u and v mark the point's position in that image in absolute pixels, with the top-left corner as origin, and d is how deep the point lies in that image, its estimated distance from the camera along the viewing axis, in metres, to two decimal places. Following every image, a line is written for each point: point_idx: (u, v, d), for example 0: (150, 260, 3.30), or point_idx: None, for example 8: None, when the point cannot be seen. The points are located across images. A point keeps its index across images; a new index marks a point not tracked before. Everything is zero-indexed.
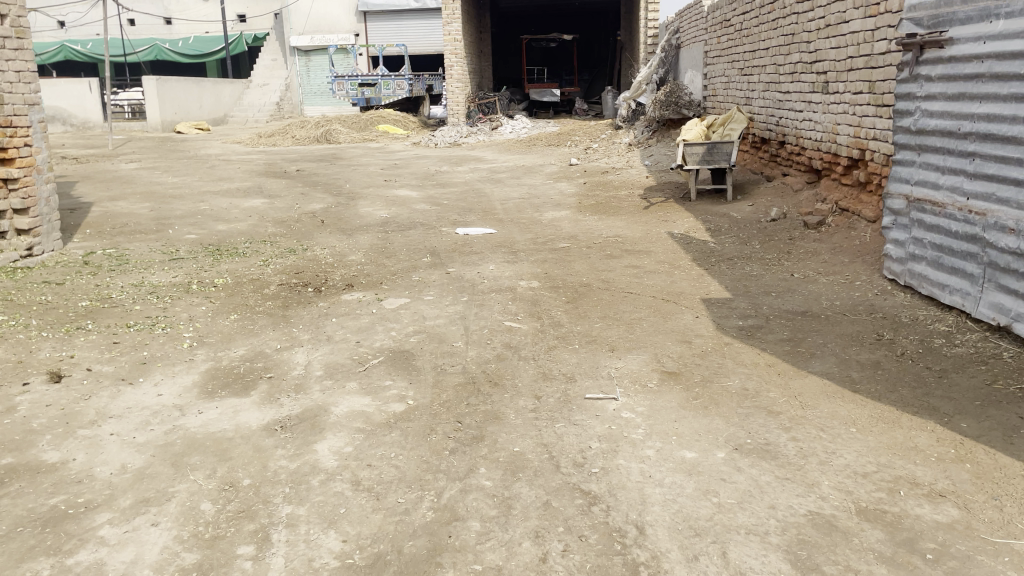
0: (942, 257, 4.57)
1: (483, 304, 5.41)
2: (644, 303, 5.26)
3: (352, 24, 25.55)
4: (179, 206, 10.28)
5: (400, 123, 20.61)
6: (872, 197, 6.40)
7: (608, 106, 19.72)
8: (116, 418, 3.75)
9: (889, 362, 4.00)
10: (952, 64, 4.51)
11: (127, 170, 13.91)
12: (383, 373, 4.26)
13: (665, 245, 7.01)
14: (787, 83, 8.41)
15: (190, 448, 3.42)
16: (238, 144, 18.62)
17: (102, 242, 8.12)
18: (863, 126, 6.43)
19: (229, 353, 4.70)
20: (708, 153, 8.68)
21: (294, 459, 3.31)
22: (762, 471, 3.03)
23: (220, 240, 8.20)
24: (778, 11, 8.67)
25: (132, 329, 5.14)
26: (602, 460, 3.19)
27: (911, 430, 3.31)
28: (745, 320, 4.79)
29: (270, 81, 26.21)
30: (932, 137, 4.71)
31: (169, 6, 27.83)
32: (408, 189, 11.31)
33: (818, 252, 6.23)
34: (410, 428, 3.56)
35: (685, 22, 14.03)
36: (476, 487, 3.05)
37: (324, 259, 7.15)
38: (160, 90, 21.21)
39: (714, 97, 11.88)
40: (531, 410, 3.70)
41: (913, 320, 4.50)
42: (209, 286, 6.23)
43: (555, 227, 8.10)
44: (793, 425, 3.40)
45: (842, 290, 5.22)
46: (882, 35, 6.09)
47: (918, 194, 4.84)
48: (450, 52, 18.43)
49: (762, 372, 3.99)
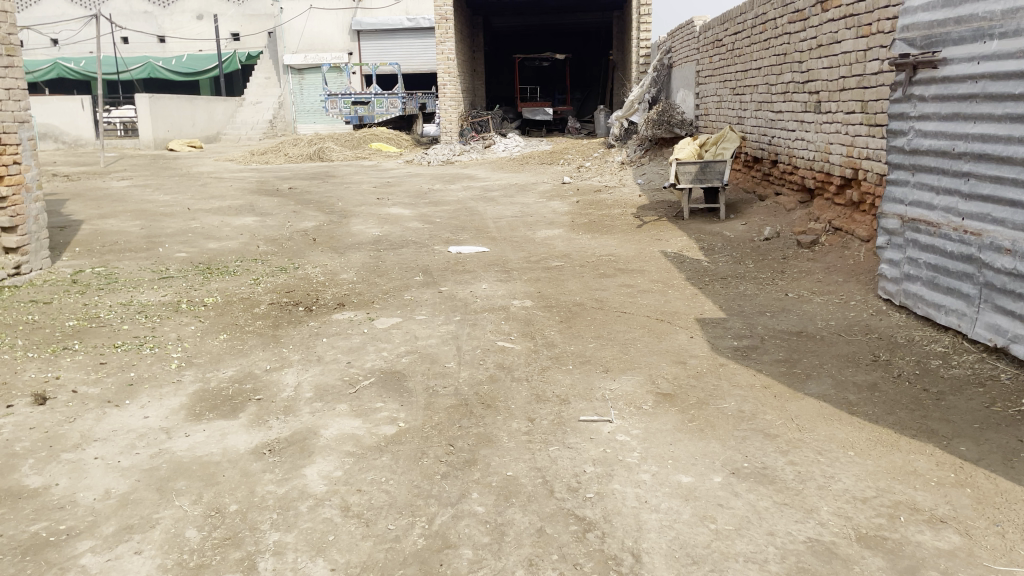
0: (937, 278, 4.55)
1: (476, 324, 5.36)
2: (638, 323, 5.21)
3: (346, 42, 25.69)
4: (170, 224, 10.22)
5: (393, 141, 20.63)
6: (865, 216, 6.39)
7: (600, 125, 19.79)
8: (101, 441, 3.68)
9: (886, 383, 3.96)
10: (946, 84, 4.51)
11: (119, 188, 13.84)
12: (374, 395, 4.19)
13: (658, 263, 6.98)
14: (779, 103, 8.44)
15: (176, 472, 3.34)
16: (230, 161, 18.58)
17: (91, 260, 8.04)
18: (856, 146, 6.44)
19: (218, 374, 4.63)
20: (701, 172, 8.68)
21: (282, 483, 3.24)
22: (760, 496, 2.97)
23: (211, 258, 8.13)
24: (770, 31, 8.72)
25: (120, 349, 5.07)
26: (597, 485, 3.13)
27: (909, 454, 3.26)
28: (741, 340, 4.75)
29: (263, 99, 26.24)
30: (926, 157, 4.70)
31: (163, 24, 27.94)
32: (401, 207, 11.29)
33: (812, 271, 6.20)
34: (401, 452, 3.50)
35: (677, 42, 14.12)
36: (468, 513, 2.98)
37: (316, 278, 7.10)
38: (153, 108, 21.19)
39: (706, 116, 11.93)
40: (524, 433, 3.64)
41: (909, 341, 4.47)
42: (199, 305, 6.17)
43: (548, 246, 8.07)
44: (790, 448, 3.35)
45: (837, 310, 5.18)
46: (875, 55, 6.11)
47: (912, 214, 4.82)
48: (443, 71, 18.47)
49: (758, 394, 3.94)
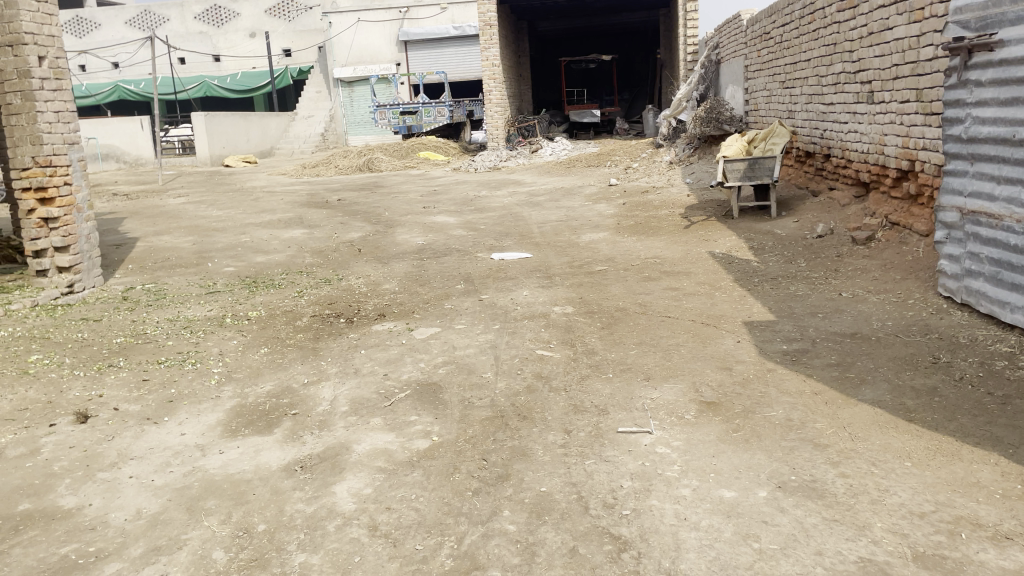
0: (1001, 273, 4.27)
1: (515, 332, 5.25)
2: (682, 327, 5.03)
3: (394, 53, 25.92)
4: (221, 239, 10.38)
5: (441, 149, 20.70)
6: (924, 210, 6.07)
7: (649, 125, 19.50)
8: (136, 460, 3.68)
9: (947, 387, 3.71)
10: (1004, 67, 4.23)
11: (174, 205, 14.15)
12: (409, 408, 4.12)
13: (705, 265, 6.78)
14: (830, 94, 8.13)
15: (207, 492, 3.31)
16: (283, 175, 18.88)
17: (143, 277, 8.19)
18: (912, 137, 6.13)
19: (256, 389, 4.61)
20: (750, 169, 8.43)
21: (311, 502, 3.17)
22: (808, 512, 2.79)
23: (258, 272, 8.20)
24: (819, 22, 8.42)
25: (163, 365, 5.11)
26: (634, 501, 2.98)
27: (972, 464, 3.03)
28: (790, 343, 4.54)
29: (315, 112, 26.63)
30: (985, 145, 4.43)
31: (217, 43, 28.62)
32: (447, 214, 11.26)
33: (867, 269, 5.92)
34: (433, 467, 3.41)
35: (724, 37, 13.84)
36: (498, 532, 2.87)
37: (358, 289, 7.09)
38: (208, 125, 21.67)
39: (755, 111, 11.62)
40: (559, 446, 3.52)
41: (972, 341, 4.20)
42: (242, 320, 6.20)
43: (592, 250, 7.92)
44: (842, 459, 3.15)
45: (894, 309, 4.91)
46: (928, 40, 5.80)
47: (972, 206, 4.54)
48: (488, 77, 18.45)
49: (807, 401, 3.73)
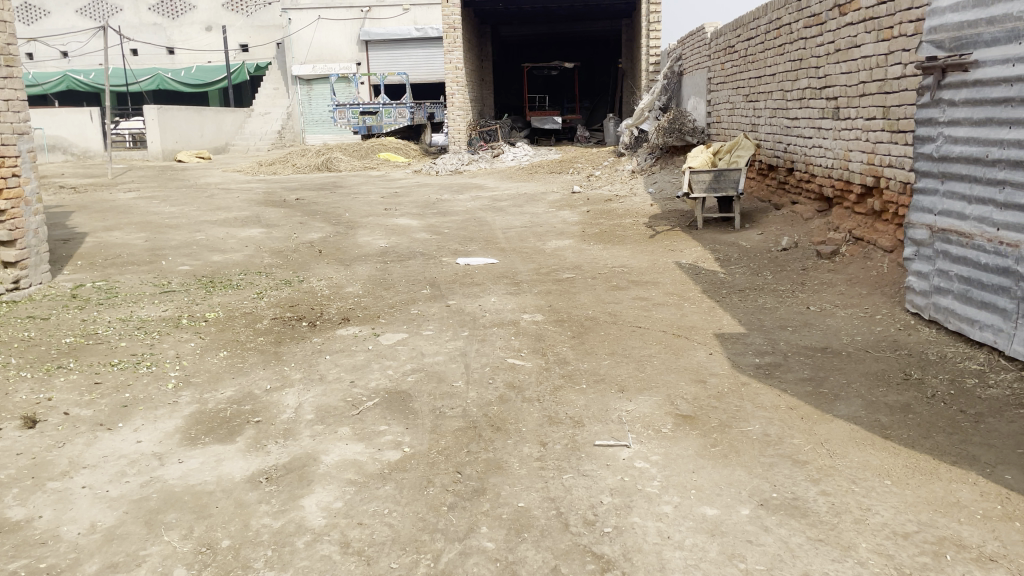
0: (971, 291, 4.32)
1: (484, 340, 5.15)
2: (654, 338, 4.99)
3: (354, 53, 25.59)
4: (175, 236, 10.07)
5: (402, 151, 20.50)
6: (888, 225, 6.14)
7: (609, 133, 19.60)
8: (90, 469, 3.49)
9: (920, 405, 3.73)
10: (978, 88, 4.28)
11: (125, 199, 13.71)
12: (377, 417, 3.99)
13: (673, 275, 6.78)
14: (794, 109, 8.23)
15: (166, 504, 3.14)
16: (238, 172, 18.47)
17: (93, 274, 7.88)
18: (877, 153, 6.21)
19: (216, 394, 4.43)
20: (715, 180, 8.47)
21: (278, 516, 3.03)
22: (792, 531, 2.75)
23: (214, 272, 7.96)
24: (784, 37, 8.51)
25: (116, 368, 4.88)
26: (615, 518, 2.91)
27: (951, 483, 3.03)
28: (762, 357, 4.53)
29: (272, 109, 26.14)
30: (957, 164, 4.48)
31: (172, 36, 27.98)
32: (408, 217, 11.13)
33: (833, 283, 5.97)
34: (405, 480, 3.29)
35: (687, 49, 13.96)
36: (477, 550, 2.77)
37: (320, 292, 6.92)
38: (161, 119, 21.13)
39: (718, 123, 11.72)
40: (535, 458, 3.43)
41: (941, 358, 4.24)
42: (199, 321, 5.99)
43: (559, 257, 7.86)
44: (822, 476, 3.13)
45: (863, 325, 4.94)
46: (897, 59, 5.88)
47: (942, 224, 4.60)
48: (451, 80, 18.33)
49: (783, 416, 3.71)
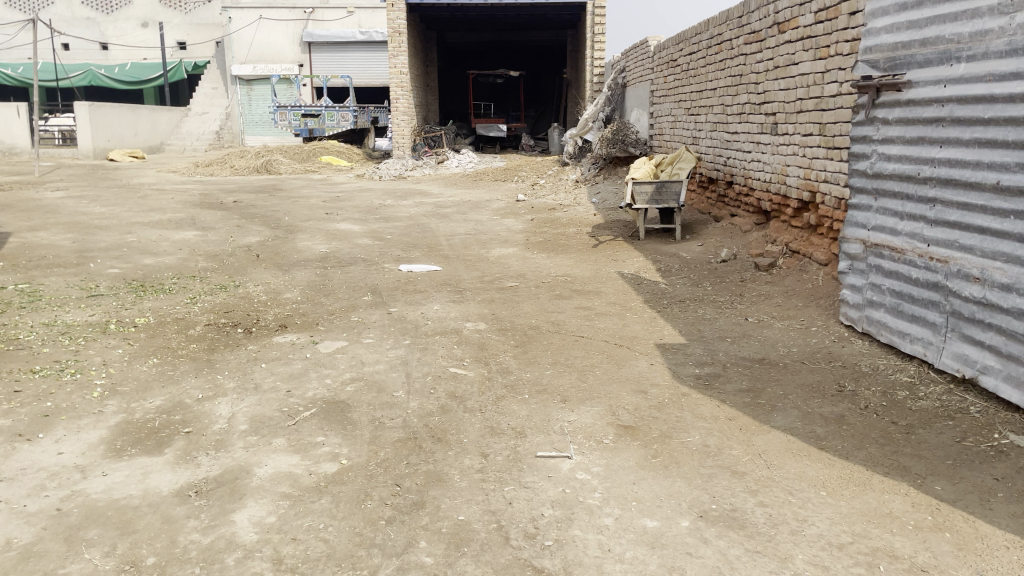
0: (902, 304, 4.44)
1: (427, 348, 5.08)
2: (597, 348, 4.99)
3: (296, 54, 25.19)
4: (104, 237, 9.71)
5: (344, 155, 20.24)
6: (823, 239, 6.29)
7: (554, 143, 19.71)
8: (6, 481, 3.30)
9: (854, 416, 3.81)
10: (910, 107, 4.42)
11: (52, 199, 13.19)
12: (315, 428, 3.89)
13: (615, 285, 6.81)
14: (734, 124, 8.39)
15: (88, 519, 2.99)
16: (174, 173, 17.96)
17: (15, 276, 7.53)
18: (814, 168, 6.35)
19: (144, 404, 4.26)
20: (657, 192, 8.56)
21: (208, 532, 2.92)
22: (731, 543, 2.76)
23: (146, 275, 7.69)
24: (725, 52, 8.67)
25: (38, 375, 4.66)
26: (556, 531, 2.88)
27: (884, 494, 3.09)
28: (702, 367, 4.57)
29: (210, 109, 25.53)
30: (889, 181, 4.62)
31: (106, 31, 27.13)
32: (350, 222, 10.97)
33: (770, 295, 6.08)
34: (342, 494, 3.21)
35: (631, 61, 14.15)
36: (415, 565, 2.71)
37: (257, 297, 6.74)
38: (93, 117, 20.42)
39: (660, 136, 11.87)
40: (477, 470, 3.38)
41: (873, 370, 4.35)
42: (128, 326, 5.77)
43: (502, 265, 7.83)
44: (760, 487, 3.15)
45: (798, 336, 5.04)
46: (833, 77, 6.04)
47: (875, 239, 4.72)
48: (395, 85, 18.14)
49: (722, 426, 3.74)
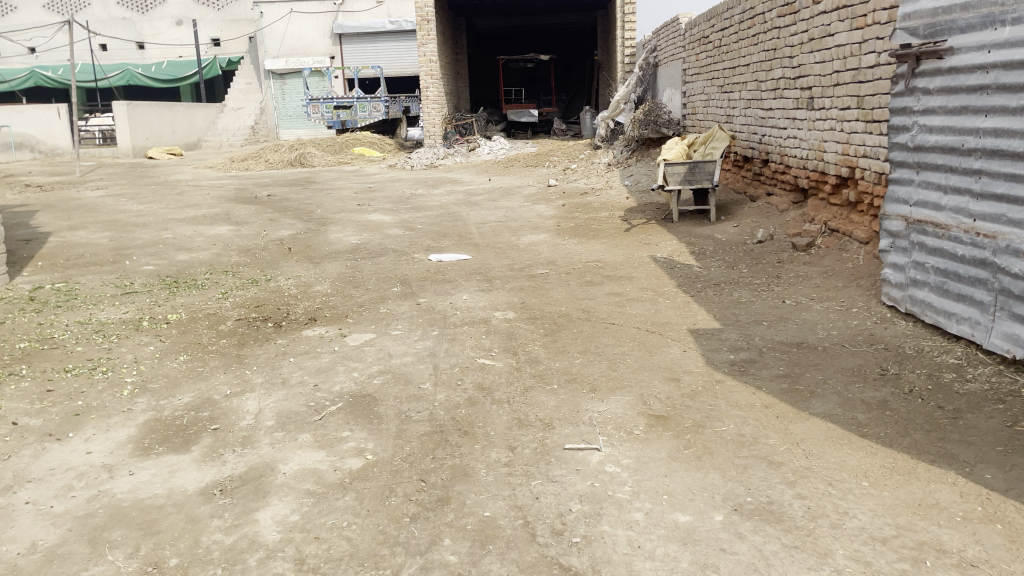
0: (947, 283, 4.24)
1: (455, 339, 5.02)
2: (628, 335, 4.88)
3: (327, 46, 25.25)
4: (141, 235, 9.82)
5: (377, 146, 20.26)
6: (864, 217, 6.06)
7: (586, 126, 19.47)
8: (35, 482, 3.32)
9: (897, 401, 3.64)
10: (953, 76, 4.20)
11: (92, 198, 13.40)
12: (341, 422, 3.84)
13: (647, 269, 6.67)
14: (769, 99, 8.14)
15: (113, 520, 2.98)
16: (210, 168, 18.15)
17: (53, 275, 7.63)
18: (852, 143, 6.12)
19: (173, 401, 4.25)
20: (690, 172, 8.36)
21: (230, 532, 2.88)
22: (767, 538, 2.64)
23: (179, 271, 7.74)
24: (758, 26, 8.42)
25: (70, 374, 4.69)
26: (584, 526, 2.79)
27: (930, 484, 2.94)
28: (738, 353, 4.42)
29: (245, 104, 25.84)
30: (932, 154, 4.40)
31: (142, 30, 27.45)
32: (382, 213, 10.95)
33: (809, 276, 5.89)
34: (366, 491, 3.15)
35: (662, 40, 13.88)
36: (438, 564, 2.64)
37: (288, 291, 6.74)
38: (131, 115, 20.73)
39: (693, 115, 11.62)
40: (503, 464, 3.30)
41: (918, 352, 4.16)
42: (161, 323, 5.80)
43: (533, 252, 7.73)
44: (798, 478, 3.02)
45: (838, 318, 4.85)
46: (871, 47, 5.79)
47: (918, 215, 4.52)
48: (425, 73, 18.06)
49: (758, 414, 3.60)
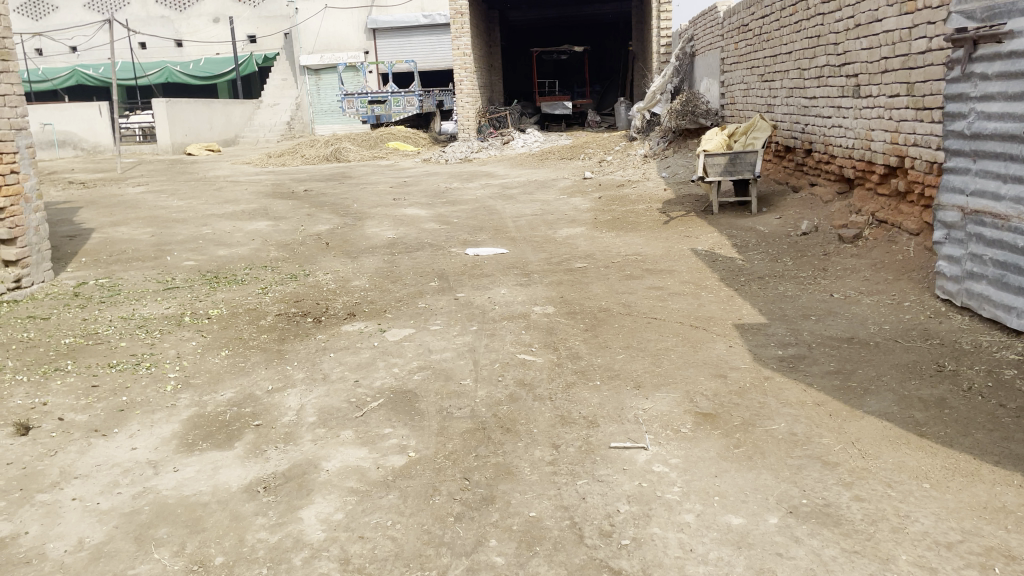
0: (1007, 275, 4.08)
1: (494, 334, 4.96)
2: (671, 330, 4.79)
3: (362, 41, 25.30)
4: (181, 230, 9.93)
5: (411, 140, 20.29)
6: (913, 207, 5.88)
7: (621, 118, 19.29)
8: (81, 478, 3.34)
9: (956, 398, 3.50)
10: (1012, 60, 4.03)
11: (133, 194, 13.59)
12: (382, 419, 3.81)
13: (689, 263, 6.55)
14: (813, 88, 7.95)
15: (158, 517, 2.98)
16: (247, 164, 18.31)
17: (96, 271, 7.74)
18: (901, 132, 5.95)
19: (216, 397, 4.26)
20: (731, 163, 8.20)
21: (275, 530, 2.86)
22: (825, 542, 2.55)
23: (220, 267, 7.79)
24: (801, 13, 8.22)
25: (115, 369, 4.72)
26: (633, 529, 2.72)
27: (995, 486, 2.81)
28: (786, 348, 4.30)
29: (281, 100, 26.10)
30: (991, 142, 4.23)
31: (180, 28, 27.81)
32: (418, 207, 10.93)
33: (857, 268, 5.74)
34: (410, 489, 3.11)
35: (699, 29, 13.68)
36: (485, 566, 2.59)
37: (326, 286, 6.74)
38: (170, 112, 21.01)
39: (732, 105, 11.43)
40: (548, 463, 3.24)
41: (976, 348, 4.01)
42: (202, 318, 5.83)
43: (571, 246, 7.65)
44: (855, 479, 2.91)
45: (890, 312, 4.71)
46: (921, 32, 5.60)
47: (975, 205, 4.36)
48: (459, 67, 18.01)
49: (810, 413, 3.49)
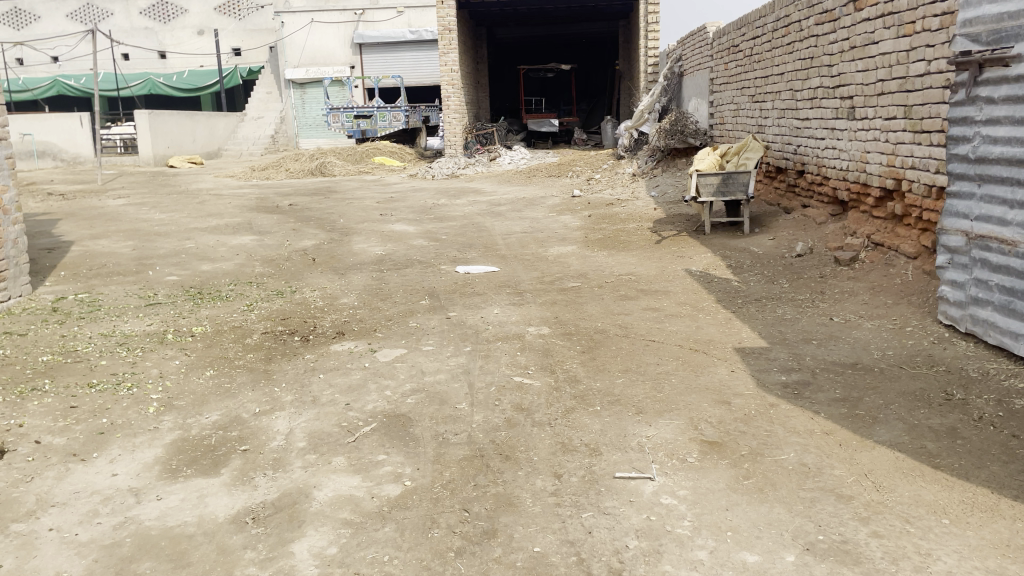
0: (1014, 302, 4.02)
1: (489, 356, 4.83)
2: (670, 354, 4.68)
3: (348, 56, 25.18)
4: (164, 244, 9.73)
5: (397, 155, 20.18)
6: (910, 230, 5.85)
7: (607, 136, 19.30)
8: (59, 507, 3.16)
9: (968, 428, 3.42)
10: (1019, 84, 3.98)
11: (114, 206, 13.34)
12: (375, 445, 3.67)
13: (684, 283, 6.46)
14: (805, 109, 7.92)
15: (141, 551, 2.82)
16: (231, 177, 18.09)
17: (75, 285, 7.52)
18: (898, 155, 5.91)
19: (200, 420, 4.09)
20: (724, 183, 8.15)
21: (265, 565, 2.71)
22: None
23: (204, 282, 7.61)
24: (793, 34, 8.20)
25: (94, 390, 4.53)
26: (644, 566, 2.59)
27: (1016, 522, 2.72)
28: (789, 374, 4.20)
29: (265, 113, 25.96)
30: (997, 166, 4.19)
31: (164, 40, 27.64)
32: (405, 223, 10.79)
33: (855, 292, 5.67)
34: (407, 521, 2.96)
35: (688, 49, 13.71)
36: None
37: (314, 303, 6.58)
38: (153, 124, 20.75)
39: (722, 125, 11.42)
40: (550, 494, 3.11)
41: (984, 376, 3.93)
42: (185, 336, 5.65)
43: (563, 264, 7.55)
44: (871, 514, 2.81)
45: (892, 338, 4.63)
46: (920, 55, 5.57)
47: (980, 230, 4.30)
48: (446, 83, 17.95)
49: (819, 442, 3.39)
